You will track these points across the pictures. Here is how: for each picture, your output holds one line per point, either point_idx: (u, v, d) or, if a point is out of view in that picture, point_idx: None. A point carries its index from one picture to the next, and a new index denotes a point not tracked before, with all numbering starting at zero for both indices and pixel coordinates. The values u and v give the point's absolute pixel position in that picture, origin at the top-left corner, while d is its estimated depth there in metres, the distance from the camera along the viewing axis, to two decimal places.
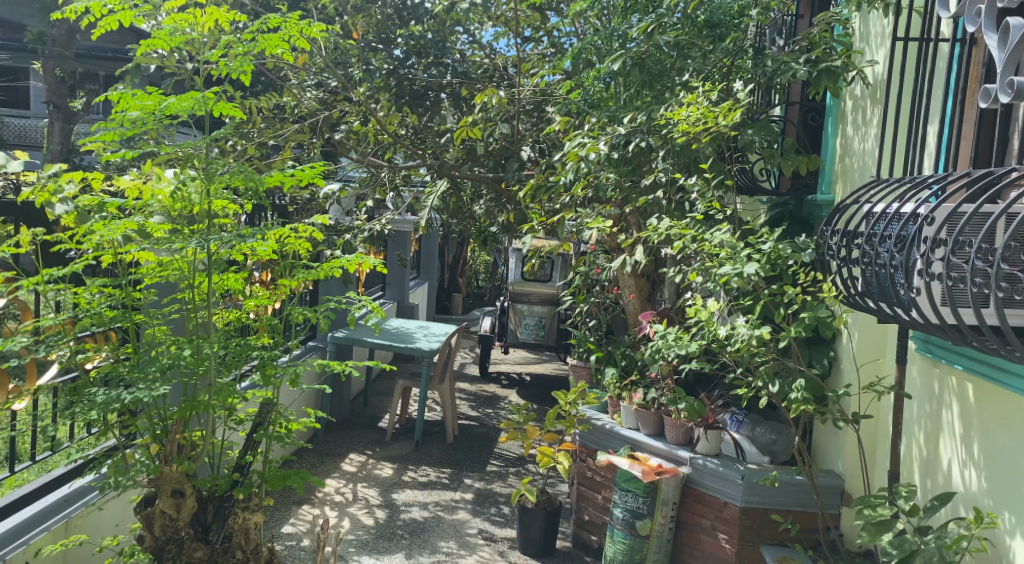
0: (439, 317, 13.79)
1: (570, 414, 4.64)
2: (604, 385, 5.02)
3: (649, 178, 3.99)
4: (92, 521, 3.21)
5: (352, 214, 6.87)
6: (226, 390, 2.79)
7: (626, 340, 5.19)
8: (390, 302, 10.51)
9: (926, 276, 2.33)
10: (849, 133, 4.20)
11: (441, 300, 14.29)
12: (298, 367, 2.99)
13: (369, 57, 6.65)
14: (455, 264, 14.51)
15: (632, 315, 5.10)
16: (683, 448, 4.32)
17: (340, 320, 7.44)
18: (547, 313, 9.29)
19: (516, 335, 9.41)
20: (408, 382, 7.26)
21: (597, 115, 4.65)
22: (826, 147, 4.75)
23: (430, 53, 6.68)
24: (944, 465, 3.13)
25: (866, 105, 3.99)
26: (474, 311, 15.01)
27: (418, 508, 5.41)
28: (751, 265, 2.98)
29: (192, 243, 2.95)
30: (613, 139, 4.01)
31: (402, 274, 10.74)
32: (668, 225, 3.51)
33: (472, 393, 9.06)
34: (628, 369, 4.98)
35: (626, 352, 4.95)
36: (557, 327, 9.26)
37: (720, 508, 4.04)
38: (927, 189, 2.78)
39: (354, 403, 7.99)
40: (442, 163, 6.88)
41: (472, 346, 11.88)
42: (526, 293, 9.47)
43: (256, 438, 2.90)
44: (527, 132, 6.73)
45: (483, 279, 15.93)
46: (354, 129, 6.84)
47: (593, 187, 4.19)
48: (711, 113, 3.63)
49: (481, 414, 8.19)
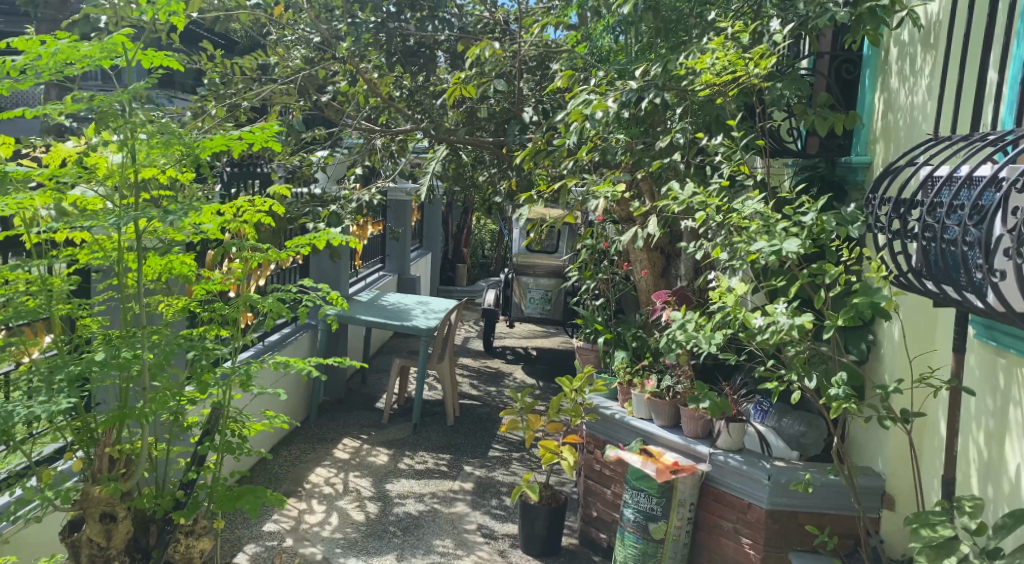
0: (443, 288, 13.35)
1: (575, 404, 4.21)
2: (613, 369, 4.58)
3: (665, 140, 3.48)
4: (25, 539, 2.82)
5: (342, 183, 6.32)
6: (160, 398, 2.37)
7: (637, 320, 4.74)
8: (390, 275, 10.08)
9: (1017, 257, 1.83)
10: (892, 85, 3.66)
11: (445, 270, 13.84)
12: (250, 366, 2.56)
13: (354, 10, 5.95)
14: (459, 233, 14.02)
15: (643, 293, 4.66)
16: (702, 442, 3.88)
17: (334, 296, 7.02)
18: (554, 286, 8.84)
19: (520, 309, 8.99)
20: (405, 362, 6.86)
21: (605, 69, 4.12)
22: (862, 103, 4.22)
23: (423, 6, 6.08)
24: (1010, 472, 2.68)
25: (914, 53, 3.45)
26: (479, 281, 14.56)
27: (413, 501, 5.02)
28: (792, 241, 2.50)
29: (112, 221, 2.44)
30: (622, 94, 3.54)
31: (402, 246, 10.28)
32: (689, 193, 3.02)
33: (475, 370, 8.68)
34: (640, 352, 4.54)
35: (638, 334, 4.51)
36: (564, 302, 8.79)
37: (743, 510, 3.61)
38: (1006, 148, 2.26)
39: (350, 382, 7.60)
40: (438, 126, 6.35)
41: (477, 319, 11.48)
42: (535, 265, 8.97)
43: (205, 450, 2.50)
44: (530, 93, 6.18)
45: (489, 249, 15.48)
46: (341, 91, 6.32)
47: (600, 152, 3.70)
48: (742, 59, 3.05)
49: (484, 392, 7.80)
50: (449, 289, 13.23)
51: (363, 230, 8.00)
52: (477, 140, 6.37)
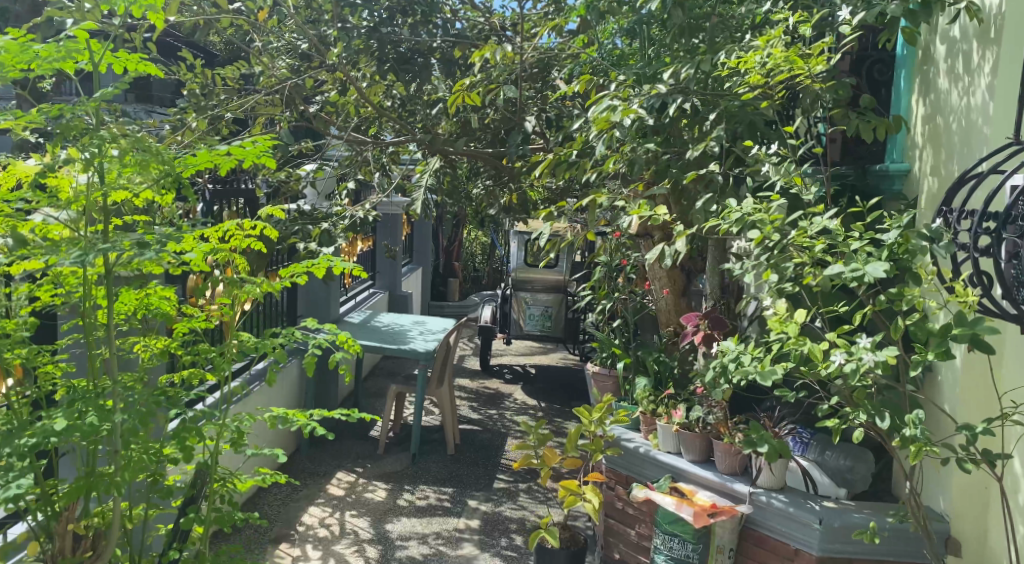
0: (435, 304, 12.96)
1: (596, 438, 3.85)
2: (633, 397, 4.23)
3: (698, 149, 3.14)
4: None
5: (331, 199, 5.94)
6: (134, 466, 1.99)
7: (657, 343, 4.40)
8: (381, 292, 9.69)
9: None
10: (941, 86, 3.34)
11: (436, 285, 13.44)
12: (242, 423, 2.19)
13: (344, 14, 5.59)
14: (450, 247, 13.64)
15: (664, 314, 4.33)
16: (739, 480, 3.53)
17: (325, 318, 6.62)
18: (554, 302, 8.48)
19: (519, 326, 8.63)
20: (401, 387, 6.47)
21: (622, 72, 3.80)
22: (897, 106, 3.91)
23: (416, 10, 5.75)
24: None
25: (968, 49, 3.14)
26: (471, 295, 14.18)
27: (416, 543, 4.63)
28: (875, 263, 2.16)
29: (76, 254, 2.04)
30: (648, 99, 3.22)
31: (393, 262, 9.90)
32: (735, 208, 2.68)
33: (473, 392, 8.30)
34: (662, 378, 4.20)
35: (660, 358, 4.16)
36: (566, 317, 8.47)
37: (789, 557, 3.26)
38: None
39: (342, 408, 7.20)
40: (434, 137, 6.00)
41: (471, 336, 11.13)
42: (531, 279, 8.56)
43: (187, 523, 2.13)
44: (531, 100, 5.85)
45: (480, 262, 15.12)
46: (330, 101, 5.94)
47: (626, 162, 3.35)
48: (798, 57, 2.73)
49: (484, 416, 7.42)
50: (441, 305, 12.84)
51: (354, 248, 7.62)
52: (475, 151, 6.03)
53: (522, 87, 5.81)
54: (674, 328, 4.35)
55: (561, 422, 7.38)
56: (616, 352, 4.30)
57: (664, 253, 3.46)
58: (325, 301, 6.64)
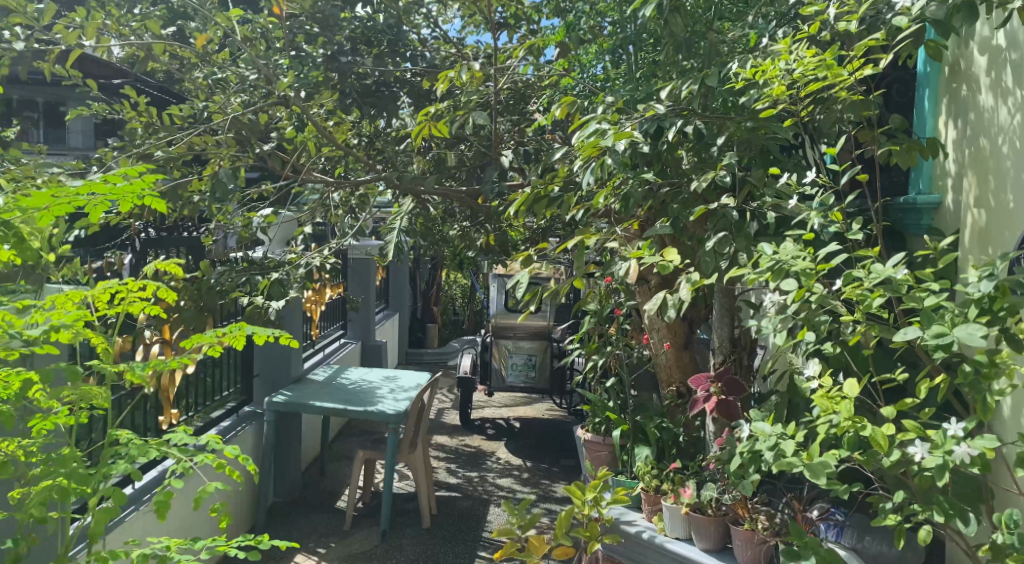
0: (412, 351, 12.34)
1: (592, 523, 3.22)
2: (632, 471, 3.65)
3: (706, 181, 2.63)
4: None
5: (290, 245, 5.39)
6: None
7: (656, 404, 3.84)
8: (352, 342, 9.10)
9: None
10: (983, 103, 2.88)
11: (414, 331, 12.82)
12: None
13: (301, 44, 5.13)
14: (427, 290, 13.07)
15: (664, 371, 3.79)
16: None
17: (285, 375, 5.99)
18: (538, 350, 7.92)
19: (501, 377, 8.03)
20: (370, 452, 5.83)
21: (609, 96, 3.31)
22: (921, 128, 3.45)
23: (381, 40, 5.30)
24: None
25: (1017, 59, 2.69)
26: (450, 341, 13.58)
27: None
28: (965, 326, 1.64)
29: None
30: (643, 123, 2.74)
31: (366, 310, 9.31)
32: (764, 252, 2.15)
33: (452, 452, 7.76)
34: (664, 447, 3.62)
35: (662, 424, 3.60)
36: (552, 367, 7.88)
37: None
38: None
39: (307, 476, 6.57)
40: (404, 177, 5.49)
41: (451, 386, 10.51)
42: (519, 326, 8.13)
43: None
44: (508, 134, 5.39)
45: (460, 306, 14.51)
46: (288, 138, 5.42)
47: (619, 197, 2.85)
48: (835, 61, 2.29)
49: (464, 482, 6.86)
50: (419, 352, 12.24)
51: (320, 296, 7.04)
52: (449, 190, 5.52)
53: (499, 120, 5.35)
54: (676, 388, 3.83)
55: (547, 484, 6.82)
56: (609, 415, 3.75)
57: (665, 305, 2.96)
58: (286, 359, 6.04)
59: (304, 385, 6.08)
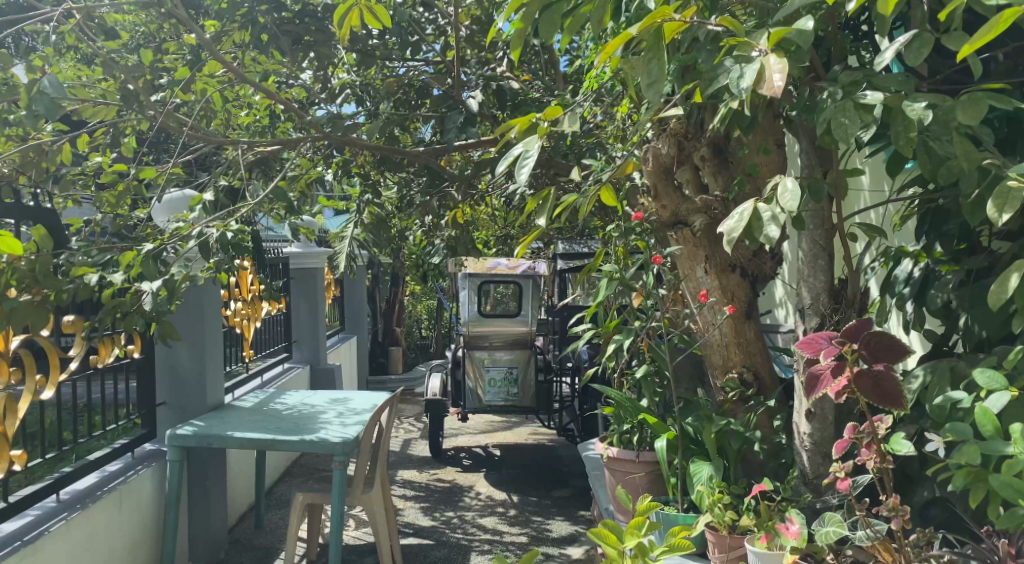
0: (373, 378, 10.98)
1: None
2: (685, 504, 2.44)
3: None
4: None
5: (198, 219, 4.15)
6: None
7: (711, 403, 2.66)
8: (298, 366, 7.85)
9: None
10: None
11: (375, 356, 11.42)
12: None
13: None
14: (388, 310, 11.71)
15: (720, 351, 2.65)
16: None
17: (201, 404, 4.72)
18: (519, 360, 6.74)
19: (476, 397, 6.76)
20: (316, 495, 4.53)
21: None
22: None
23: None
24: None
25: None
26: (416, 366, 12.19)
27: None
28: None
29: None
30: None
31: (314, 327, 8.12)
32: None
33: (421, 489, 6.44)
34: (731, 463, 2.44)
35: (726, 428, 2.42)
36: (537, 380, 6.69)
37: None
38: None
39: (237, 531, 5.21)
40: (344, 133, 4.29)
41: (417, 414, 9.21)
42: (500, 332, 6.86)
43: None
44: (476, 75, 4.23)
45: (425, 327, 13.12)
46: (190, 88, 4.18)
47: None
48: None
49: (438, 524, 5.54)
50: (382, 379, 10.83)
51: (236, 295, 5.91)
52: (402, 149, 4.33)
53: (461, 59, 4.25)
54: (738, 374, 2.64)
55: (540, 522, 5.57)
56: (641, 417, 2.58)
57: (758, 217, 1.79)
58: (200, 383, 4.73)
59: (225, 413, 4.74)
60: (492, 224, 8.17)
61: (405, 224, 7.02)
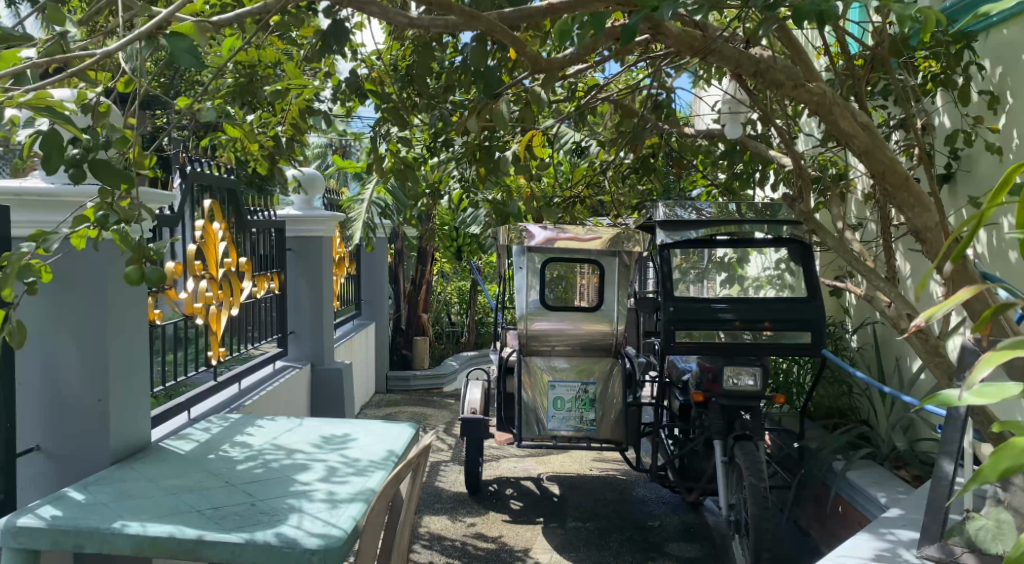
0: (394, 375, 9.01)
1: None
2: None
3: None
4: None
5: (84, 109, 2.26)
6: None
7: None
8: (294, 368, 5.95)
9: None
10: None
11: (397, 348, 9.43)
12: None
13: None
14: (414, 292, 9.67)
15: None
16: None
17: (98, 455, 2.85)
18: (598, 375, 4.82)
19: (533, 423, 4.83)
20: None
21: None
22: None
23: None
24: None
25: None
26: (445, 360, 10.16)
27: None
28: None
29: None
30: None
31: (318, 318, 6.25)
32: None
33: (455, 555, 4.49)
34: None
35: None
36: (622, 404, 4.74)
37: None
38: None
39: None
40: None
41: (448, 427, 7.25)
42: (564, 333, 4.92)
43: None
44: None
45: (457, 314, 11.02)
46: None
47: None
48: None
49: None
50: (404, 377, 8.87)
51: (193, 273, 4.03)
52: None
53: None
54: None
55: None
56: None
57: None
58: (96, 419, 2.84)
59: (139, 468, 2.83)
60: (552, 185, 6.13)
61: (439, 177, 5.03)
